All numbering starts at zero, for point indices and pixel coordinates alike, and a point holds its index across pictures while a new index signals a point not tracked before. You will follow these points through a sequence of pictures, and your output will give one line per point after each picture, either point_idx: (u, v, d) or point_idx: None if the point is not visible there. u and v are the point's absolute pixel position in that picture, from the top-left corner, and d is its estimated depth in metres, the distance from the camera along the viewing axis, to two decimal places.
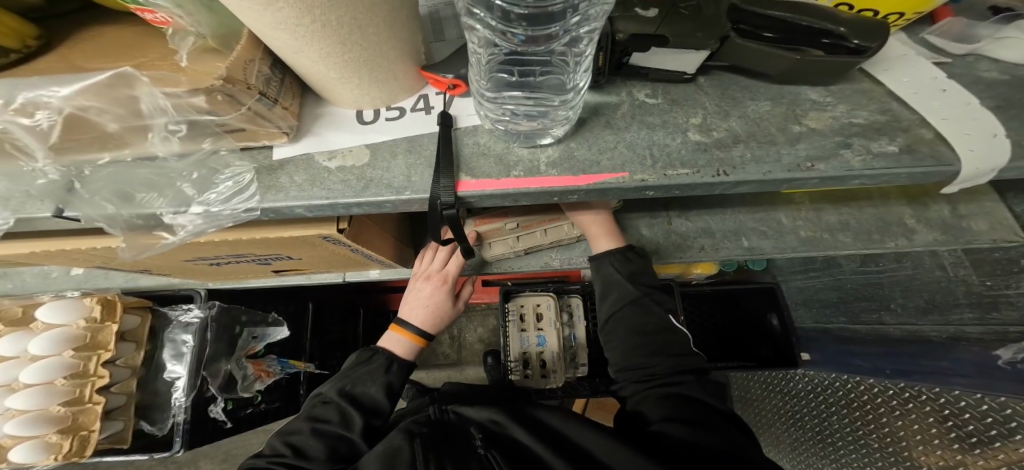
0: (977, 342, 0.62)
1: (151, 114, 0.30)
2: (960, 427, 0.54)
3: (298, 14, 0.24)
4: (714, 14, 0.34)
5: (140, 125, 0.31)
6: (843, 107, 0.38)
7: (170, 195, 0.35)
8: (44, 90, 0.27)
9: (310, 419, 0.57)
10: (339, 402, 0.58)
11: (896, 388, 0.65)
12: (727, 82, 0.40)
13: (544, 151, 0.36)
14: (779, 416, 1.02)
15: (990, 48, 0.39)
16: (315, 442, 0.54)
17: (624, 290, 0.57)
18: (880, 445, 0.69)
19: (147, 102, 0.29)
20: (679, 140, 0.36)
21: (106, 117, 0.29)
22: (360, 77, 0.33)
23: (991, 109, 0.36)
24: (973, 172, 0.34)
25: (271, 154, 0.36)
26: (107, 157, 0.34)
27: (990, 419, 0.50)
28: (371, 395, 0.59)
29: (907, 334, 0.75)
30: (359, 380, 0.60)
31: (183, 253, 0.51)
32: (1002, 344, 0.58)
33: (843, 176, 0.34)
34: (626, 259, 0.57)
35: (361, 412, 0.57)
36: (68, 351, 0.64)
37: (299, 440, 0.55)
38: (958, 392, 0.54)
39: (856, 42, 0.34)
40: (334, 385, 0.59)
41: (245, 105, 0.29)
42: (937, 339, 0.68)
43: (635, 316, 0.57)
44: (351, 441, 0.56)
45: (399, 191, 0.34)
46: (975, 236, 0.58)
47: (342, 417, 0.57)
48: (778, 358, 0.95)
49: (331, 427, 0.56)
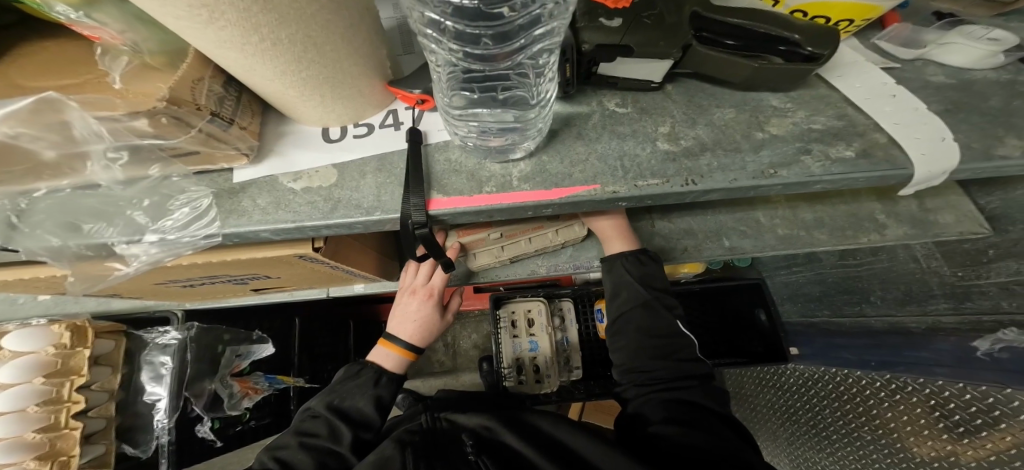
0: (954, 333, 0.63)
1: (86, 140, 0.29)
2: (948, 417, 0.54)
3: (243, 33, 0.23)
4: (676, 23, 0.34)
5: (79, 152, 0.30)
6: (802, 112, 0.38)
7: (121, 223, 0.34)
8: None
9: (298, 434, 0.56)
10: (327, 416, 0.56)
11: (883, 381, 0.67)
12: (694, 89, 0.40)
13: (516, 165, 0.36)
14: (774, 411, 1.03)
15: (936, 53, 0.40)
16: (302, 456, 0.52)
17: (633, 292, 0.57)
18: (873, 438, 0.69)
19: (81, 128, 0.28)
20: (649, 149, 0.36)
21: (41, 144, 0.28)
22: (322, 94, 0.32)
23: (939, 113, 0.37)
24: (926, 174, 0.35)
25: (233, 177, 0.34)
26: (43, 189, 0.33)
27: (974, 408, 0.51)
28: (360, 408, 0.58)
29: (888, 326, 0.76)
30: (347, 393, 0.58)
31: (156, 276, 0.50)
32: (979, 335, 0.59)
33: (804, 181, 0.35)
34: (639, 262, 0.56)
35: (349, 425, 0.56)
36: (39, 378, 0.62)
37: (287, 454, 0.53)
38: (942, 383, 0.55)
39: (809, 48, 0.34)
40: (324, 399, 0.58)
41: (195, 127, 0.28)
42: (917, 330, 0.70)
43: (645, 318, 0.56)
44: (338, 454, 0.54)
45: (368, 211, 0.33)
46: (942, 229, 0.61)
47: (330, 429, 0.55)
48: (768, 353, 0.99)
49: (319, 440, 0.54)
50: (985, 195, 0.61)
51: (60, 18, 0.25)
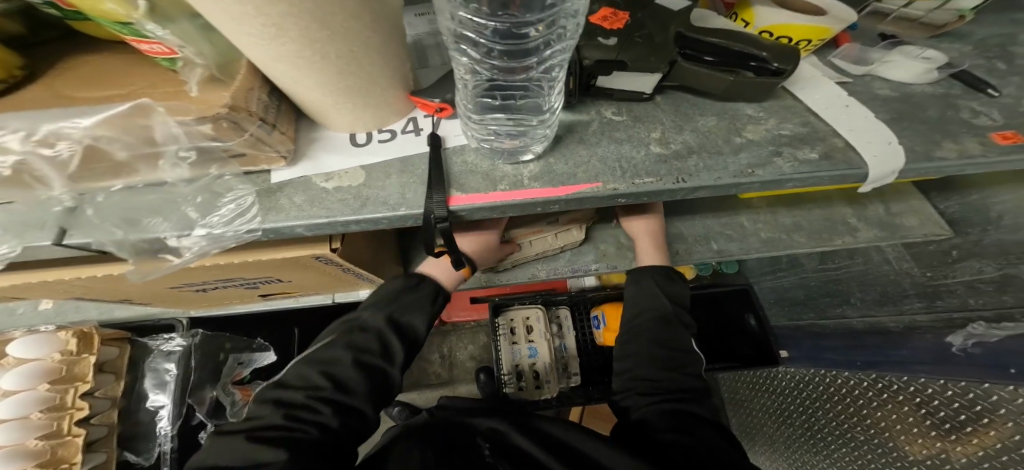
0: (931, 330, 0.64)
1: (165, 141, 0.31)
2: (934, 414, 0.57)
3: (299, 49, 0.27)
4: (663, 41, 0.39)
5: (155, 152, 0.33)
6: (773, 120, 0.43)
7: (176, 218, 0.37)
8: (69, 122, 0.28)
9: (347, 346, 0.46)
10: (382, 330, 0.47)
11: (870, 379, 0.69)
12: (679, 100, 0.45)
13: (526, 166, 0.40)
14: (771, 416, 1.06)
15: (880, 69, 0.46)
16: (356, 375, 0.45)
17: (656, 304, 0.59)
18: (868, 438, 0.72)
19: (160, 130, 0.30)
20: (643, 152, 0.41)
21: (116, 146, 0.31)
22: (356, 102, 0.36)
23: (887, 120, 0.42)
24: (878, 173, 0.40)
25: (270, 177, 0.37)
26: (120, 185, 0.36)
27: (957, 404, 0.53)
28: (415, 327, 0.50)
29: (866, 326, 0.78)
30: (407, 307, 0.50)
31: (174, 276, 0.52)
32: (952, 331, 0.61)
33: (778, 179, 0.39)
34: (664, 277, 0.61)
35: (403, 342, 0.48)
36: (44, 385, 0.63)
37: (339, 371, 0.45)
38: (924, 380, 0.57)
39: (776, 65, 0.39)
40: (383, 311, 0.49)
41: (247, 131, 0.31)
42: (895, 330, 0.71)
43: (658, 328, 0.58)
44: (386, 373, 0.47)
45: (395, 207, 0.36)
46: (907, 231, 0.68)
47: (381, 346, 0.47)
48: (758, 357, 1.02)
49: (372, 357, 0.46)
50: (944, 200, 0.72)
51: (118, 31, 0.29)
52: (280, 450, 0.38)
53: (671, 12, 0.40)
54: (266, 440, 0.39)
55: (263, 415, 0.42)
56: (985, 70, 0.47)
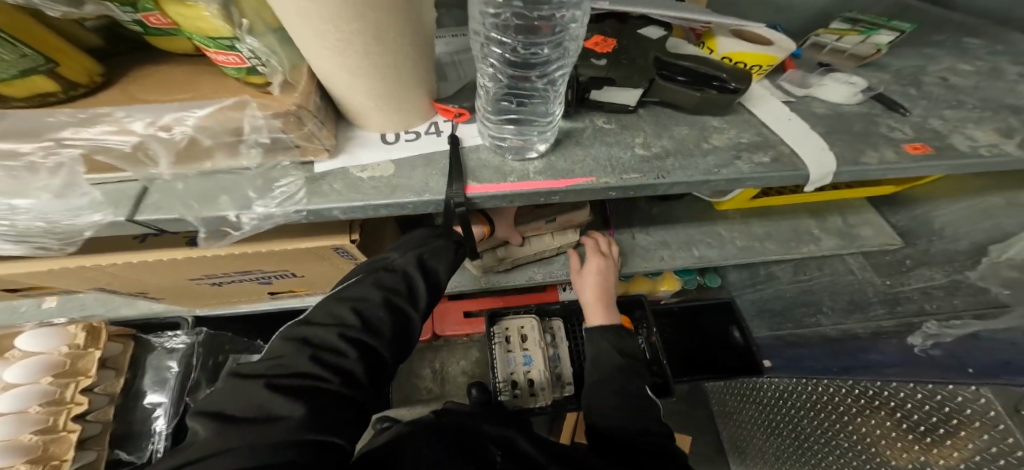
0: (894, 335, 0.73)
1: (251, 131, 0.37)
2: (908, 418, 0.56)
3: (359, 59, 0.35)
4: (644, 64, 0.48)
5: (235, 140, 0.39)
6: (734, 130, 0.52)
7: (237, 198, 0.42)
8: (185, 112, 0.36)
9: (375, 284, 0.49)
10: (408, 271, 0.51)
11: (849, 385, 0.70)
12: (659, 113, 0.54)
13: (531, 163, 0.47)
14: (757, 426, 1.07)
15: (815, 92, 0.57)
16: (383, 316, 0.47)
17: (614, 365, 0.65)
18: (856, 449, 0.70)
19: (248, 122, 0.36)
20: (628, 153, 0.49)
21: (206, 133, 0.37)
22: (391, 105, 0.43)
23: (824, 133, 0.52)
24: (819, 174, 0.48)
25: (313, 168, 0.43)
26: (198, 169, 0.43)
27: (928, 407, 0.53)
28: (439, 271, 0.53)
29: (840, 333, 0.87)
30: (435, 252, 0.54)
31: (199, 267, 0.56)
32: (908, 333, 0.70)
33: (739, 178, 0.47)
34: (618, 336, 0.70)
35: (426, 284, 0.51)
36: (46, 378, 0.63)
37: (368, 311, 0.47)
38: (896, 385, 0.57)
39: (735, 84, 0.49)
40: (412, 253, 0.52)
41: (306, 125, 0.38)
42: (864, 335, 0.80)
43: (623, 387, 0.61)
44: (408, 318, 0.49)
45: (420, 193, 0.42)
46: (865, 240, 0.80)
47: (407, 288, 0.50)
48: (744, 367, 1.10)
49: (399, 298, 0.49)
50: (894, 214, 0.87)
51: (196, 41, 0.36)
52: (297, 402, 0.37)
53: (651, 40, 0.49)
54: (283, 387, 0.37)
55: (285, 354, 0.42)
56: (899, 95, 0.58)
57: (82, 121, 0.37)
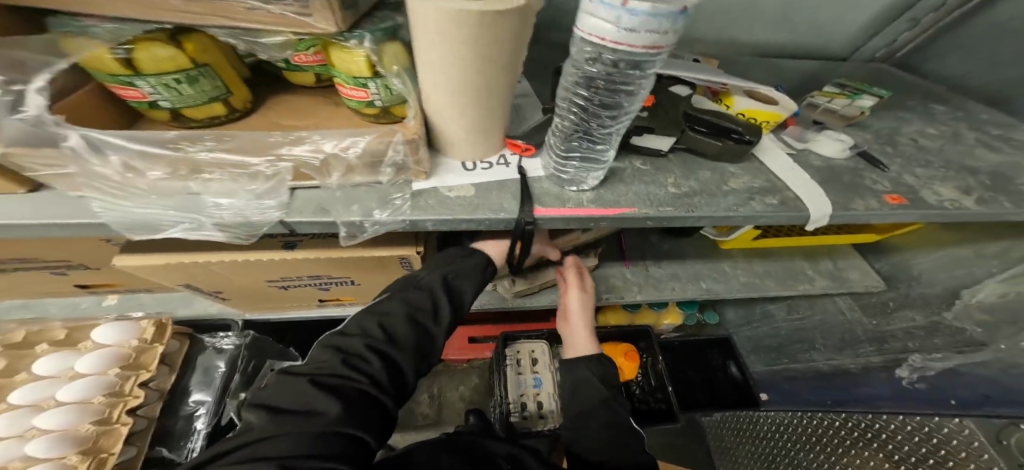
0: (883, 370, 0.81)
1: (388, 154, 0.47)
2: (899, 450, 0.59)
3: (473, 102, 0.45)
4: (676, 118, 0.60)
5: (376, 161, 0.48)
6: (746, 176, 0.63)
7: (358, 207, 0.50)
8: (359, 137, 0.46)
9: (402, 301, 0.52)
10: (433, 289, 0.54)
11: (841, 419, 0.73)
12: (684, 158, 0.65)
13: (585, 192, 0.57)
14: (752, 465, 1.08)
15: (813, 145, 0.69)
16: (404, 329, 0.49)
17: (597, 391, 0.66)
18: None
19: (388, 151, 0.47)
20: (663, 190, 0.59)
21: (349, 152, 0.46)
22: (479, 138, 0.53)
23: (819, 182, 0.63)
24: (818, 214, 0.59)
25: (411, 186, 0.53)
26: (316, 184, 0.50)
27: (919, 438, 0.57)
28: (463, 291, 0.57)
29: (833, 368, 0.95)
30: (462, 270, 0.57)
31: (273, 269, 0.63)
32: (897, 367, 0.79)
33: (753, 215, 0.58)
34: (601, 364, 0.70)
35: (450, 305, 0.54)
36: (112, 370, 0.68)
37: (393, 323, 0.50)
38: (887, 417, 0.62)
39: (750, 137, 0.60)
40: (438, 272, 0.56)
41: (421, 151, 0.48)
42: (857, 370, 0.87)
43: (606, 413, 0.62)
44: (431, 336, 0.52)
45: (498, 212, 0.52)
46: (856, 282, 0.91)
47: (433, 307, 0.53)
48: (742, 401, 1.18)
49: (424, 313, 0.52)
50: (879, 260, 0.99)
51: (335, 78, 0.46)
52: (333, 399, 0.40)
53: (681, 97, 0.62)
54: (325, 385, 0.41)
55: (325, 361, 0.45)
56: (878, 153, 0.71)
57: (291, 141, 0.46)
